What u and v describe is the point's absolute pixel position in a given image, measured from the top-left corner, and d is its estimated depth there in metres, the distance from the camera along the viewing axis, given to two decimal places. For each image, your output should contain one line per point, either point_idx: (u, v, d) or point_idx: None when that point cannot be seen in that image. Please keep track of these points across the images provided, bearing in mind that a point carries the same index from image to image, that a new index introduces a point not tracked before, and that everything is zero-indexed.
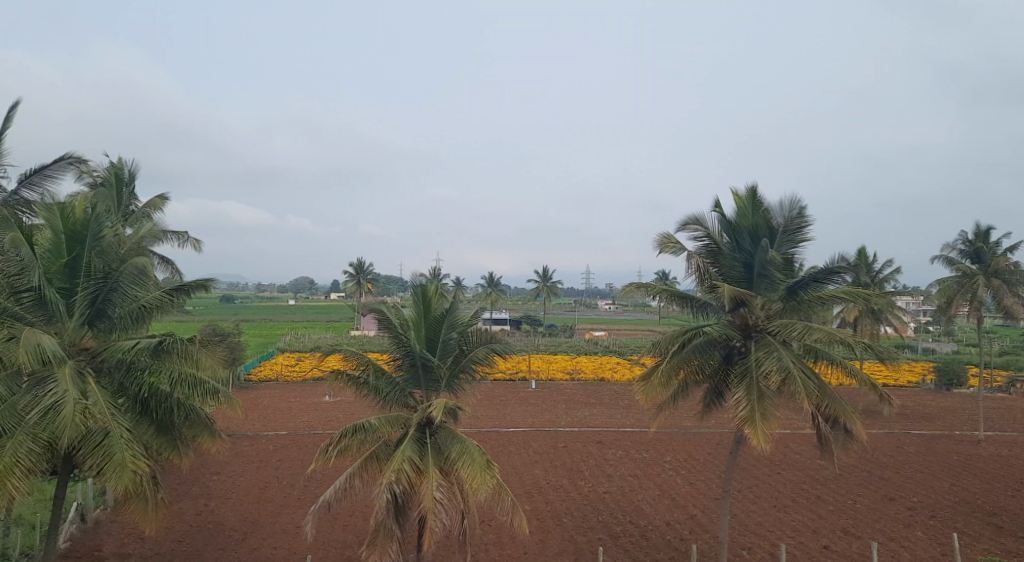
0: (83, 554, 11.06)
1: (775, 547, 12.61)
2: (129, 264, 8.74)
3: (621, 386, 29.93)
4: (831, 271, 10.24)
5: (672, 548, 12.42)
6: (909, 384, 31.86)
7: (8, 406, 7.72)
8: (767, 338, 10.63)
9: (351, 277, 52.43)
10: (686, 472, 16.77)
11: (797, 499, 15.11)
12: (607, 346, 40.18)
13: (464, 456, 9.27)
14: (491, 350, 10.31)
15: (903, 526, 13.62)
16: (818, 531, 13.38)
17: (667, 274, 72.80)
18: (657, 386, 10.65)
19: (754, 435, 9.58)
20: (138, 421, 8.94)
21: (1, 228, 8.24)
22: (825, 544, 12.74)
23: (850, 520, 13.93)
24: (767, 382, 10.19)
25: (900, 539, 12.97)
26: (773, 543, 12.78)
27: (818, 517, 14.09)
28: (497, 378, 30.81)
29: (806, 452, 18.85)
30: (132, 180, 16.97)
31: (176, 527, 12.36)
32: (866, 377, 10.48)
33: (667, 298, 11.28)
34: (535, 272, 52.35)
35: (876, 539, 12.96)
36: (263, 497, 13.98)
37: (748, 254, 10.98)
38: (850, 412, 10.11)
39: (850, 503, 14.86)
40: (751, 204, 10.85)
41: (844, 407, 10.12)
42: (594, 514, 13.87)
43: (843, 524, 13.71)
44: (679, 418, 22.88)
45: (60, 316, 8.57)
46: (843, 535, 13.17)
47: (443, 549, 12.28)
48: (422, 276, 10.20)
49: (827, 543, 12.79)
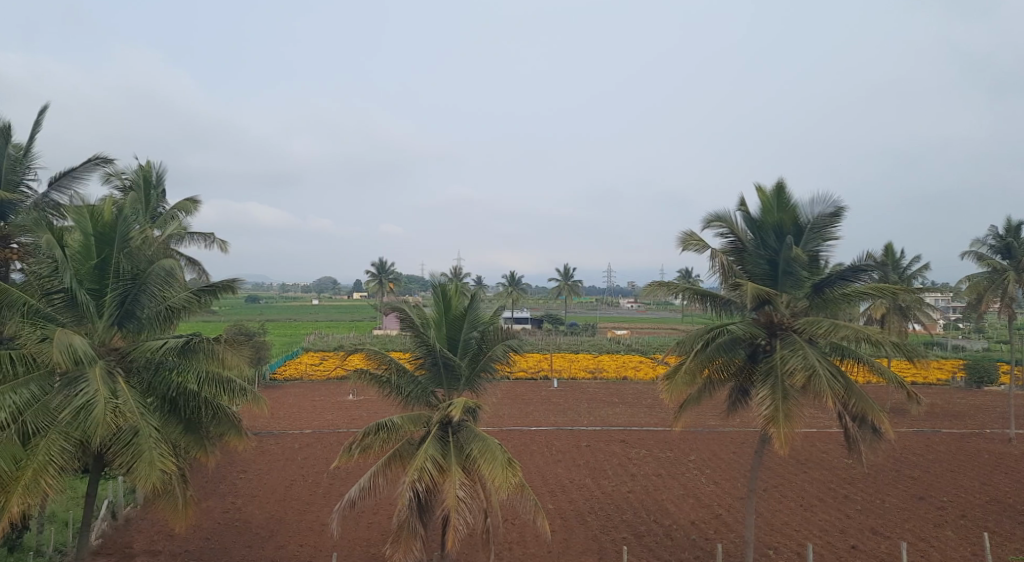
0: (113, 551, 11.28)
1: (802, 547, 12.36)
2: (156, 266, 8.81)
3: (643, 385, 29.64)
4: (858, 268, 10.03)
5: (697, 548, 12.25)
6: (939, 382, 31.00)
7: (42, 406, 7.88)
8: (793, 336, 10.41)
9: (373, 277, 52.88)
10: (710, 471, 16.51)
11: (824, 499, 14.78)
12: (630, 345, 39.79)
13: (486, 454, 9.24)
14: (509, 348, 10.26)
15: (932, 526, 13.23)
16: (846, 531, 13.06)
17: (690, 273, 71.94)
18: (682, 384, 10.44)
19: (778, 436, 9.38)
20: (167, 420, 9.06)
21: (34, 230, 8.41)
22: (853, 544, 12.44)
23: (879, 520, 13.59)
24: (791, 380, 9.97)
25: (930, 538, 12.62)
26: (800, 543, 12.53)
27: (847, 517, 13.75)
28: (519, 378, 30.72)
29: (833, 451, 18.43)
30: (160, 182, 17.28)
31: (203, 524, 12.53)
32: (894, 376, 10.17)
33: (690, 296, 11.13)
34: (556, 271, 52.07)
35: (906, 539, 12.62)
36: (288, 495, 14.10)
37: (774, 252, 10.75)
38: (879, 411, 9.81)
39: (878, 503, 14.49)
40: (777, 201, 10.62)
41: (872, 406, 9.84)
42: (618, 514, 13.71)
43: (872, 524, 13.38)
44: (704, 417, 22.53)
45: (90, 317, 8.71)
46: (872, 535, 12.84)
47: (467, 549, 12.21)
48: (442, 275, 10.24)
49: (855, 543, 12.49)
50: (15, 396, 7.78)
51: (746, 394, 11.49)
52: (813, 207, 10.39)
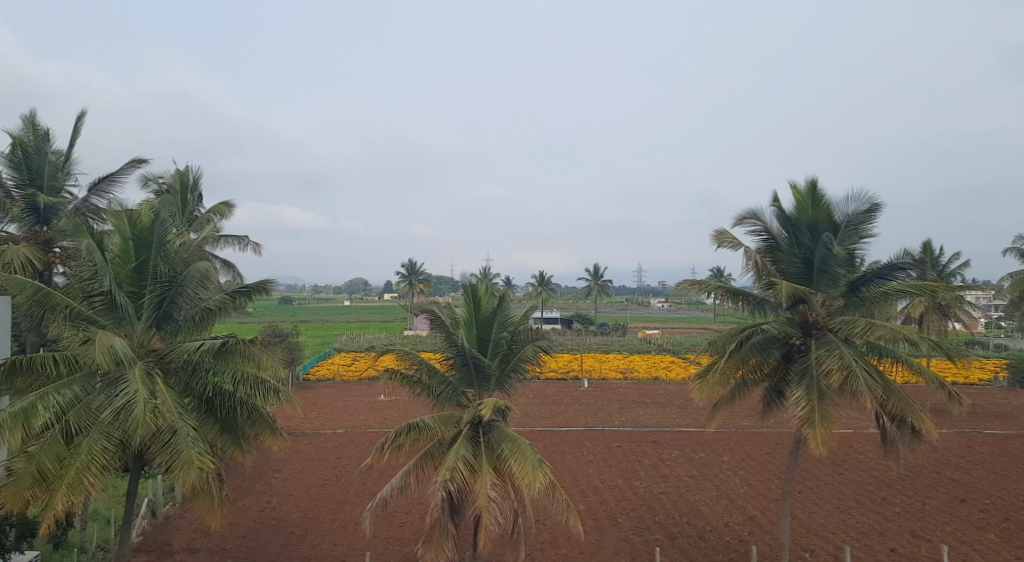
0: (154, 548, 11.54)
1: (839, 550, 11.99)
2: (192, 269, 8.98)
3: (674, 385, 29.20)
4: (895, 267, 9.74)
5: (731, 550, 11.97)
6: (981, 381, 29.74)
7: (84, 406, 8.07)
8: (829, 335, 10.08)
9: (403, 277, 53.35)
10: (744, 472, 16.16)
11: (862, 501, 14.31)
12: (661, 344, 39.26)
13: (517, 455, 9.17)
14: (539, 349, 10.18)
15: (976, 529, 12.70)
16: (886, 533, 12.62)
17: (721, 271, 70.64)
18: (714, 384, 10.19)
19: (814, 436, 9.07)
20: (204, 419, 9.20)
21: (75, 235, 8.61)
22: (892, 547, 12.01)
23: (920, 522, 13.09)
24: (827, 380, 9.64)
25: (972, 542, 12.11)
26: (837, 545, 12.15)
27: (885, 519, 13.27)
28: (548, 378, 30.56)
29: (871, 452, 17.85)
30: (196, 186, 17.68)
31: (240, 522, 12.75)
32: (935, 375, 9.76)
33: (722, 295, 10.85)
34: (586, 271, 51.73)
35: (948, 542, 12.13)
36: (323, 494, 14.26)
37: (808, 250, 10.40)
38: (918, 412, 9.42)
39: (919, 505, 13.97)
40: (812, 199, 10.21)
41: (911, 406, 9.45)
42: (650, 515, 13.52)
43: (912, 526, 12.89)
44: (737, 418, 22.04)
45: (129, 318, 8.88)
46: (911, 539, 12.36)
47: (498, 548, 12.12)
48: (472, 276, 10.20)
49: (893, 547, 12.02)
50: (59, 396, 7.99)
51: (780, 395, 11.16)
52: (850, 204, 10.02)
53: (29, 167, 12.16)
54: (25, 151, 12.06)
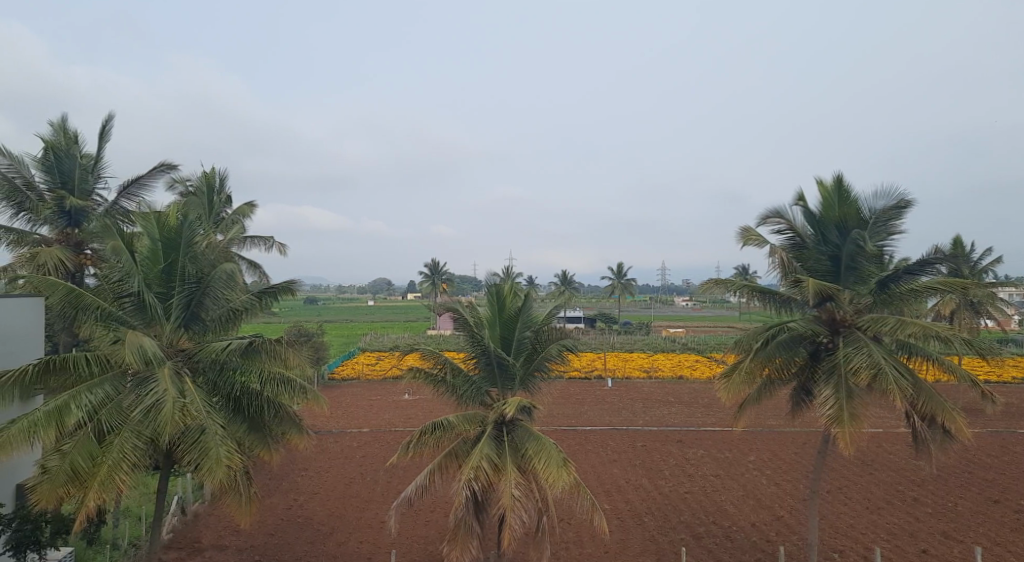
0: (184, 545, 11.70)
1: (869, 551, 11.67)
2: (220, 270, 9.09)
3: (698, 384, 28.80)
4: (926, 261, 9.43)
5: (758, 550, 11.73)
6: (1017, 380, 28.70)
7: (116, 406, 8.21)
8: (857, 333, 9.81)
9: (426, 277, 53.61)
10: (771, 472, 15.82)
11: (892, 501, 13.89)
12: (686, 343, 38.76)
13: (542, 454, 9.09)
14: (564, 348, 10.06)
15: (1010, 530, 12.26)
16: (917, 534, 12.24)
17: (746, 269, 69.40)
18: (741, 383, 9.96)
19: (842, 436, 8.83)
20: (232, 418, 9.28)
21: (105, 236, 8.76)
22: (923, 548, 11.64)
23: (952, 523, 12.67)
24: (856, 379, 9.39)
25: (1008, 544, 11.69)
26: (867, 546, 11.83)
27: (916, 520, 12.86)
28: (572, 377, 30.36)
29: (901, 452, 17.33)
30: (222, 187, 17.96)
31: (268, 520, 12.87)
32: (967, 374, 9.43)
33: (746, 293, 10.64)
34: (609, 269, 51.32)
35: (981, 544, 11.74)
36: (348, 492, 14.33)
37: (836, 247, 10.15)
38: (950, 411, 9.12)
39: (951, 505, 13.52)
40: (838, 195, 9.93)
41: (943, 405, 9.15)
42: (676, 514, 13.31)
43: (944, 527, 12.48)
44: (764, 417, 21.62)
45: (159, 319, 9.01)
46: (943, 540, 11.96)
47: (522, 547, 12.00)
48: (496, 275, 10.17)
49: (925, 548, 11.65)
50: (91, 395, 8.14)
51: (809, 394, 10.88)
52: (878, 199, 9.79)
53: (60, 170, 12.44)
54: (56, 155, 12.34)
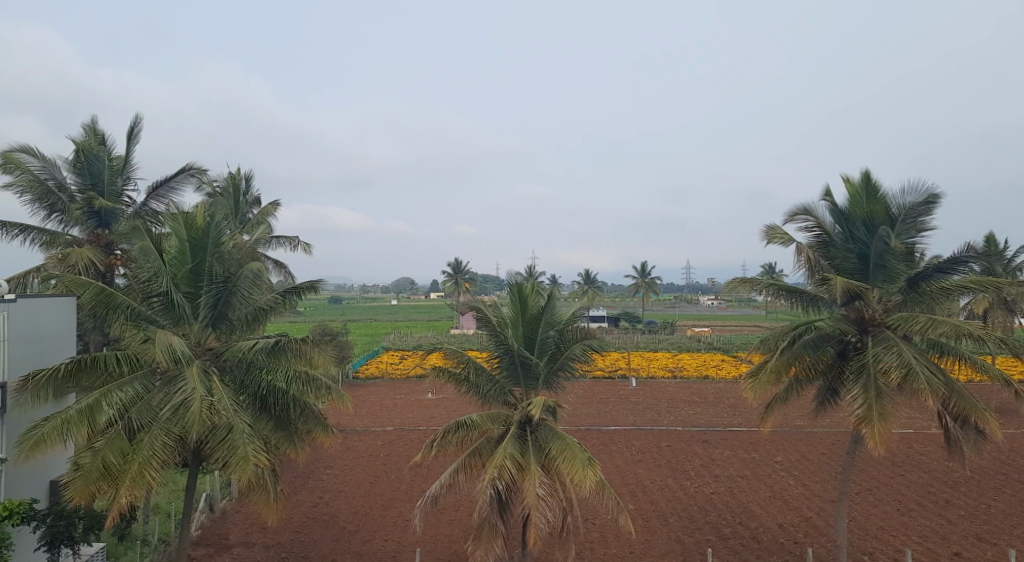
0: (212, 541, 11.86)
1: (900, 553, 11.31)
2: (246, 269, 9.16)
3: (724, 384, 28.40)
4: (957, 260, 9.09)
5: (786, 552, 11.48)
6: None
7: (145, 403, 8.34)
8: (886, 332, 9.51)
9: (449, 277, 53.86)
10: (799, 473, 15.46)
11: (924, 503, 13.44)
12: (712, 342, 38.23)
13: (566, 454, 9.00)
14: (588, 347, 9.95)
15: None
16: (949, 537, 11.83)
17: (772, 267, 68.18)
18: (767, 383, 9.68)
19: (872, 436, 8.56)
20: (259, 416, 9.35)
21: (134, 236, 8.88)
22: (956, 551, 11.25)
23: (986, 525, 12.23)
24: (886, 379, 9.09)
25: None
26: (899, 549, 11.47)
27: (949, 522, 12.45)
28: (596, 377, 30.18)
29: (934, 453, 16.80)
30: (248, 188, 18.18)
31: (294, 517, 12.98)
32: (1001, 373, 9.06)
33: (772, 292, 10.40)
34: (633, 268, 50.91)
35: (1017, 547, 11.31)
36: (374, 490, 14.40)
37: (864, 244, 9.81)
38: (984, 411, 8.78)
39: (985, 508, 13.04)
40: (867, 191, 9.62)
41: (975, 405, 8.81)
42: (702, 515, 13.08)
43: (978, 530, 12.04)
44: (791, 417, 21.19)
45: (187, 318, 9.13)
46: (977, 542, 11.56)
47: (547, 547, 11.90)
48: (518, 274, 10.01)
49: (958, 551, 11.27)
50: (122, 393, 8.27)
51: (835, 393, 10.61)
52: (908, 195, 9.49)
53: (90, 171, 12.66)
54: (87, 157, 12.57)
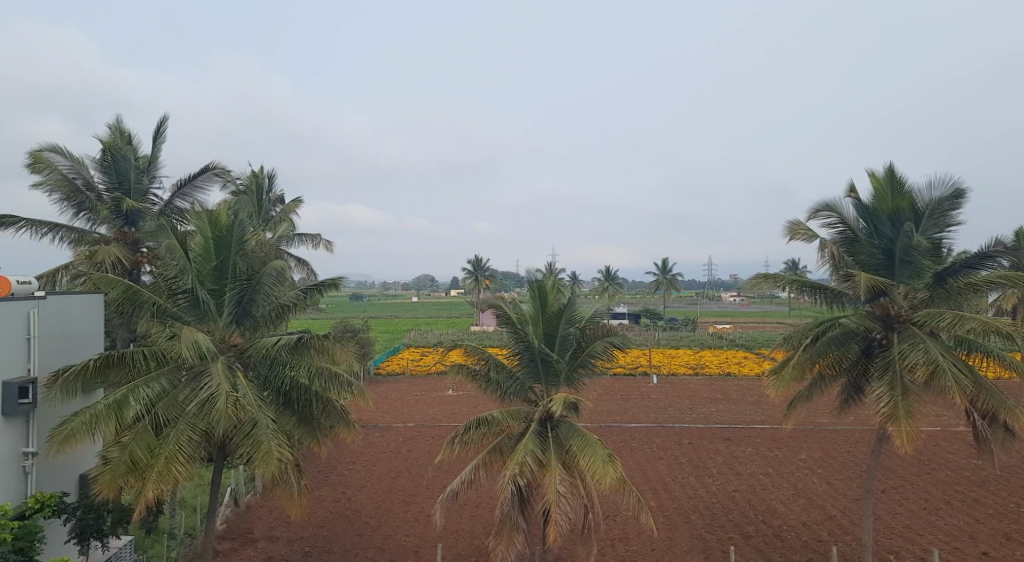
0: (236, 535, 12.02)
1: (927, 553, 11.03)
2: (269, 267, 9.22)
3: (747, 382, 28.03)
4: (985, 254, 8.82)
5: (810, 550, 11.28)
6: None
7: (171, 399, 8.47)
8: (912, 329, 9.26)
9: (469, 274, 54.04)
10: (822, 471, 15.16)
11: (951, 502, 13.09)
12: (735, 340, 37.76)
13: (586, 450, 8.93)
14: (611, 345, 9.82)
15: None
16: (977, 536, 11.51)
17: (796, 263, 67.12)
18: (790, 379, 9.44)
19: (898, 434, 8.33)
20: (282, 411, 9.44)
21: (160, 234, 9.01)
22: (985, 550, 10.95)
23: (1016, 525, 11.87)
24: (912, 376, 8.86)
25: None
26: (926, 548, 11.19)
27: (978, 521, 12.12)
28: (617, 374, 30.02)
29: (961, 451, 16.37)
30: (271, 187, 18.37)
31: (317, 512, 13.11)
32: None
33: (796, 289, 10.11)
34: (655, 265, 50.53)
35: None
36: (395, 485, 14.48)
37: (889, 240, 9.53)
38: (1013, 408, 8.49)
39: (1015, 507, 12.66)
40: (892, 186, 9.37)
41: (1004, 402, 8.52)
42: (725, 513, 12.91)
43: (1008, 529, 11.70)
44: (815, 415, 20.82)
45: (212, 315, 9.26)
46: (1006, 542, 11.24)
47: (568, 544, 11.84)
48: (538, 271, 9.92)
49: (987, 550, 10.96)
50: (148, 388, 8.39)
51: (859, 391, 10.40)
52: (934, 189, 9.23)
53: (117, 171, 12.87)
54: (114, 157, 12.78)
